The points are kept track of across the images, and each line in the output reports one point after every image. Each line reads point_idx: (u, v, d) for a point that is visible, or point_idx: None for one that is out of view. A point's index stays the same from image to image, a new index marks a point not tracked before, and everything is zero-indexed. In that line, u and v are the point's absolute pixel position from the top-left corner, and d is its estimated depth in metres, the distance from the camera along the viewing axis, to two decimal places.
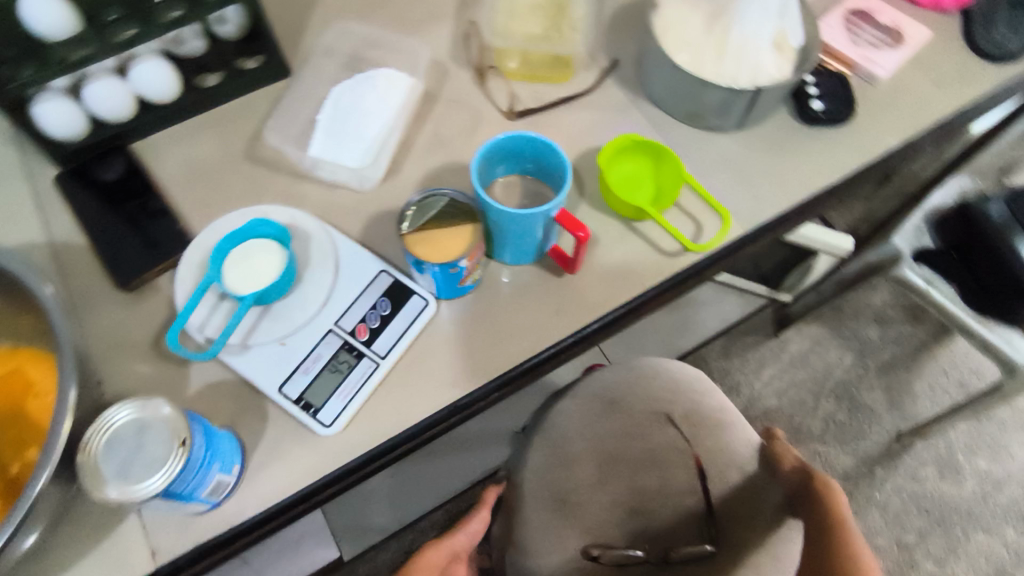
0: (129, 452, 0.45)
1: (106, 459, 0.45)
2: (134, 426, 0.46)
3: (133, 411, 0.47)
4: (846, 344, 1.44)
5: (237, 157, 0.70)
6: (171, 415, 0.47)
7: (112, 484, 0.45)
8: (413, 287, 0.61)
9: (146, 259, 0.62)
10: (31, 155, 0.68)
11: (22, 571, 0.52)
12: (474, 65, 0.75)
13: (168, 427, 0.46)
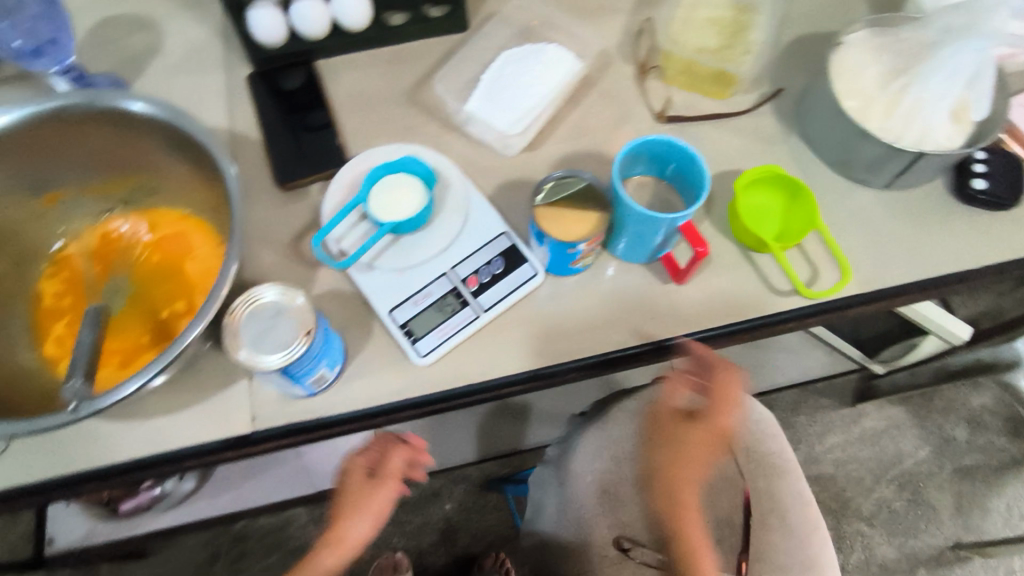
0: (264, 327, 0.52)
1: (245, 328, 0.53)
2: (273, 307, 0.53)
3: (276, 295, 0.54)
4: (927, 436, 1.36)
5: (401, 95, 0.76)
6: (303, 307, 0.53)
7: (244, 349, 0.52)
8: (527, 255, 0.65)
9: (306, 167, 0.70)
10: (234, 51, 0.77)
11: (151, 398, 0.61)
12: (638, 62, 0.77)
13: (300, 317, 0.53)
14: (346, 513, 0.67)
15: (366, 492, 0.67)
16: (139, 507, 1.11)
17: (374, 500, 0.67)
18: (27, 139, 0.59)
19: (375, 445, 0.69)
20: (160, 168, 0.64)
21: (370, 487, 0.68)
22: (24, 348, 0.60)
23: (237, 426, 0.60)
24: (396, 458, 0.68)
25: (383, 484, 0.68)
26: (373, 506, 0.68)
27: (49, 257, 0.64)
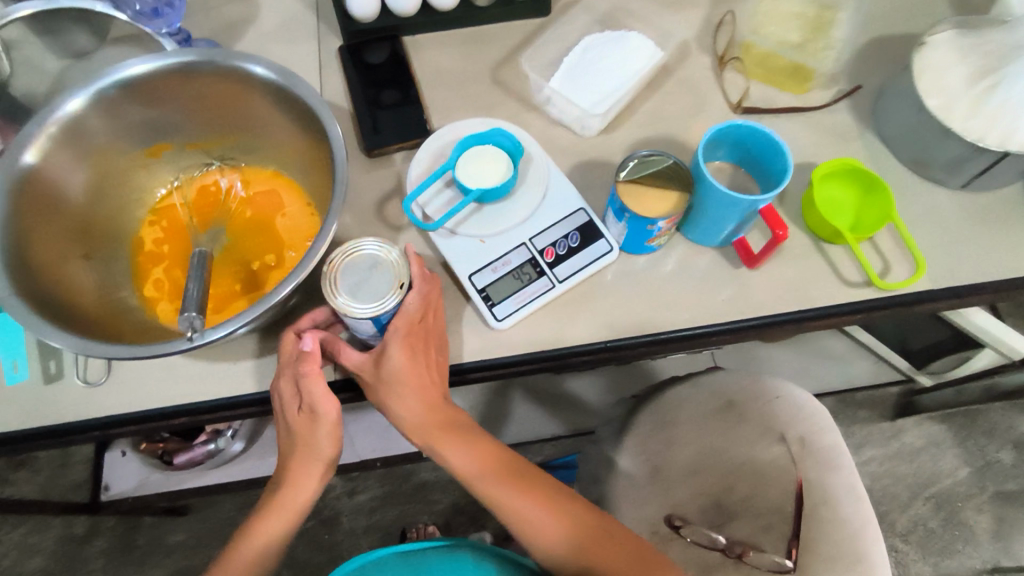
0: (361, 277, 0.55)
1: (343, 277, 0.55)
2: (370, 259, 0.56)
3: (373, 248, 0.56)
4: (968, 457, 1.34)
5: (483, 73, 0.78)
6: (398, 263, 0.56)
7: (342, 294, 0.54)
8: (603, 231, 0.67)
9: (392, 136, 0.73)
10: (327, 25, 0.81)
11: (242, 342, 0.65)
12: (716, 53, 0.78)
13: (395, 272, 0.55)
14: (304, 442, 0.60)
15: (313, 414, 0.58)
16: (190, 462, 1.13)
17: (322, 427, 0.59)
18: (152, 88, 0.61)
19: (286, 373, 0.58)
20: (265, 129, 0.67)
21: (313, 415, 0.58)
22: (127, 286, 0.64)
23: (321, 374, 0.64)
24: (315, 365, 0.56)
25: (325, 405, 0.58)
26: (325, 435, 0.59)
27: (152, 204, 0.68)
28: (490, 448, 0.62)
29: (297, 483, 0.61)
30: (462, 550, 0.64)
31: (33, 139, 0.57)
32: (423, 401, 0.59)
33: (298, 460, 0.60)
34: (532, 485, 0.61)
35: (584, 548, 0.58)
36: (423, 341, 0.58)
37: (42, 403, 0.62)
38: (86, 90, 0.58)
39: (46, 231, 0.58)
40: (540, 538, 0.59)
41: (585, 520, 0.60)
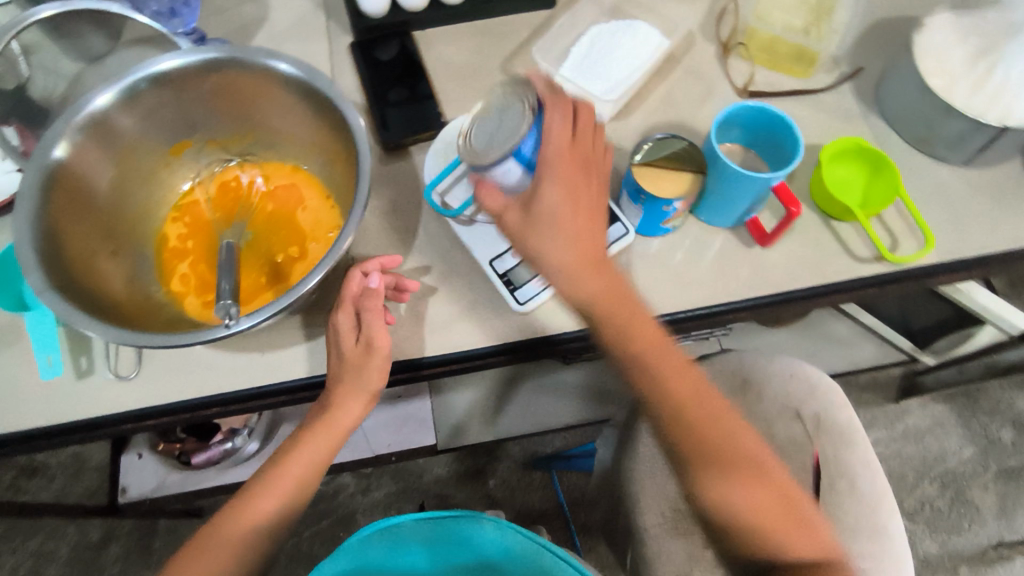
0: (492, 126, 0.60)
1: (477, 136, 0.61)
2: (494, 110, 0.61)
3: (489, 109, 0.61)
4: (971, 436, 1.36)
5: (494, 66, 0.80)
6: (520, 98, 0.60)
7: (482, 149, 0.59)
8: (618, 215, 0.68)
9: (408, 128, 0.74)
10: (338, 23, 0.82)
11: (271, 333, 0.66)
12: (720, 41, 0.80)
13: (517, 99, 0.59)
14: (342, 398, 0.61)
15: (365, 353, 0.59)
16: (209, 461, 1.14)
17: (362, 381, 0.60)
18: (178, 85, 0.63)
19: (346, 305, 0.61)
20: (285, 124, 0.69)
21: (354, 371, 0.60)
22: (153, 282, 0.65)
23: None
24: (377, 302, 0.60)
25: (376, 346, 0.59)
26: (377, 368, 0.60)
27: (176, 202, 0.70)
28: (637, 310, 0.59)
29: (321, 438, 0.62)
30: (485, 521, 0.57)
31: (64, 135, 0.58)
32: (575, 215, 0.58)
33: (327, 414, 0.62)
34: (699, 392, 0.59)
35: (737, 445, 0.57)
36: (587, 168, 0.60)
37: (75, 398, 0.63)
38: (115, 86, 0.60)
39: (77, 226, 0.60)
40: (685, 406, 0.58)
41: (742, 430, 0.58)
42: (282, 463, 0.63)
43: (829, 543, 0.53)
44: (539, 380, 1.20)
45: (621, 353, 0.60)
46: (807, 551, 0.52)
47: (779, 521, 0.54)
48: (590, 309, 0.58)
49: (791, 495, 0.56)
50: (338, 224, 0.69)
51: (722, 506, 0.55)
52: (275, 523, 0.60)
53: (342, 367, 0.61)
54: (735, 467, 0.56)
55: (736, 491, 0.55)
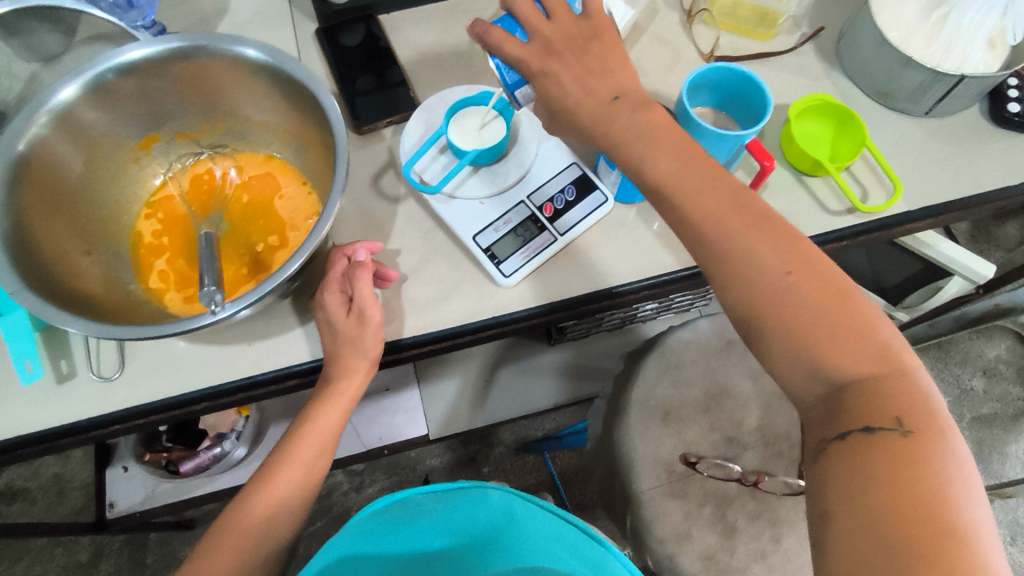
0: None
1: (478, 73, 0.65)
2: None
3: None
4: (944, 387, 1.39)
5: (462, 45, 0.80)
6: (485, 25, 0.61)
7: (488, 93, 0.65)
8: (597, 184, 0.69)
9: (381, 111, 0.74)
10: (303, 10, 0.81)
11: (255, 323, 0.66)
12: (684, 9, 0.81)
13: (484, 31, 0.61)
14: (342, 376, 0.61)
15: (360, 324, 0.60)
16: (198, 468, 1.11)
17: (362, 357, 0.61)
18: (144, 74, 0.61)
19: (332, 286, 0.60)
20: (255, 111, 0.68)
21: (353, 344, 0.60)
22: (131, 279, 0.64)
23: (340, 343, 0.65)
24: (367, 272, 0.60)
25: (370, 316, 0.59)
26: (371, 338, 0.60)
27: (147, 198, 0.69)
28: (678, 141, 0.53)
29: (329, 419, 0.63)
30: (489, 490, 0.57)
31: (26, 130, 0.56)
32: (595, 93, 0.55)
33: (332, 392, 0.62)
34: (729, 200, 0.50)
35: (766, 258, 0.48)
36: (580, 45, 0.56)
37: (57, 403, 0.62)
38: (78, 77, 0.58)
39: (47, 224, 0.58)
40: (724, 225, 0.50)
41: (775, 251, 0.48)
42: (289, 449, 0.63)
43: (890, 350, 0.46)
44: (526, 362, 1.21)
45: (666, 213, 0.53)
46: (858, 366, 0.45)
47: (832, 327, 0.46)
48: (640, 168, 0.53)
49: (830, 278, 0.48)
50: (317, 210, 0.68)
51: (773, 301, 0.47)
52: (275, 517, 0.60)
53: (336, 344, 0.61)
54: (774, 242, 0.49)
55: (772, 257, 0.48)
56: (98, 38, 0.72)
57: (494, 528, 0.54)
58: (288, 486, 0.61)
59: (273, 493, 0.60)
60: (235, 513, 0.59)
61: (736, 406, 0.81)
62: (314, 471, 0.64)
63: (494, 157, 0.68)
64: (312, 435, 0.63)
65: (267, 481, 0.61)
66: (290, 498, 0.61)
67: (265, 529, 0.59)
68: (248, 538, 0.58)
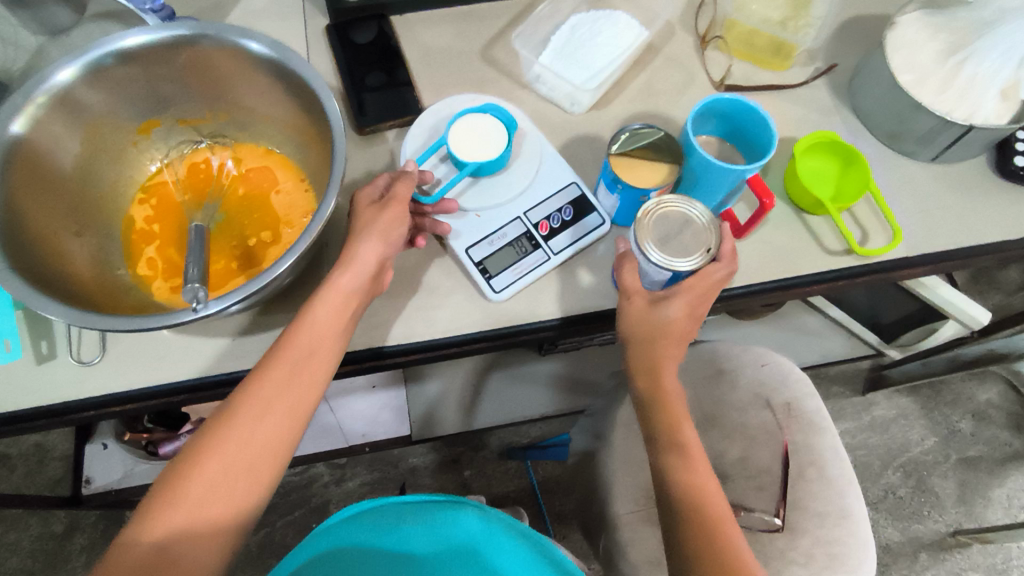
0: (670, 231, 0.58)
1: (656, 225, 0.58)
2: (681, 217, 0.59)
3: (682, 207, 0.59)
4: (932, 427, 1.38)
5: (473, 51, 0.79)
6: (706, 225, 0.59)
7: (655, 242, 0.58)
8: (596, 205, 0.69)
9: (386, 113, 0.73)
10: (315, 4, 0.80)
11: (241, 319, 0.65)
12: (699, 33, 0.80)
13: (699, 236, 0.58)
14: (344, 266, 0.57)
15: (378, 211, 0.59)
16: (177, 452, 1.11)
17: (359, 254, 0.57)
18: (147, 59, 0.61)
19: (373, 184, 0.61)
20: (258, 103, 0.67)
21: (351, 254, 0.57)
22: (120, 264, 0.63)
23: None
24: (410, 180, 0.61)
25: (392, 205, 0.59)
26: (389, 219, 0.59)
27: (143, 182, 0.68)
28: None
29: (324, 325, 0.56)
30: (467, 508, 0.57)
31: (23, 107, 0.56)
32: None
33: (324, 292, 0.56)
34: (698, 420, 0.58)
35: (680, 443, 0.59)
36: None
37: (35, 384, 0.61)
38: (79, 58, 0.58)
39: (36, 204, 0.58)
40: (660, 405, 0.60)
41: (709, 473, 0.59)
42: (280, 347, 0.55)
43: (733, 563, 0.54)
44: (514, 370, 1.20)
45: None
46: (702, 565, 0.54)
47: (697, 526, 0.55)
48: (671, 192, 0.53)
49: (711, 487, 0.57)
50: (313, 209, 0.67)
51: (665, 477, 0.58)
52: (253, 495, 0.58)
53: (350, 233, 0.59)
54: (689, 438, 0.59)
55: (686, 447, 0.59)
56: (106, 17, 0.73)
57: (473, 546, 0.55)
58: (278, 415, 0.53)
59: (256, 397, 0.53)
60: (214, 435, 0.51)
61: (720, 435, 0.81)
62: (311, 401, 0.55)
63: (495, 169, 0.68)
64: (299, 343, 0.55)
65: (251, 387, 0.53)
66: (273, 404, 0.53)
67: (248, 437, 0.52)
68: (235, 465, 0.51)
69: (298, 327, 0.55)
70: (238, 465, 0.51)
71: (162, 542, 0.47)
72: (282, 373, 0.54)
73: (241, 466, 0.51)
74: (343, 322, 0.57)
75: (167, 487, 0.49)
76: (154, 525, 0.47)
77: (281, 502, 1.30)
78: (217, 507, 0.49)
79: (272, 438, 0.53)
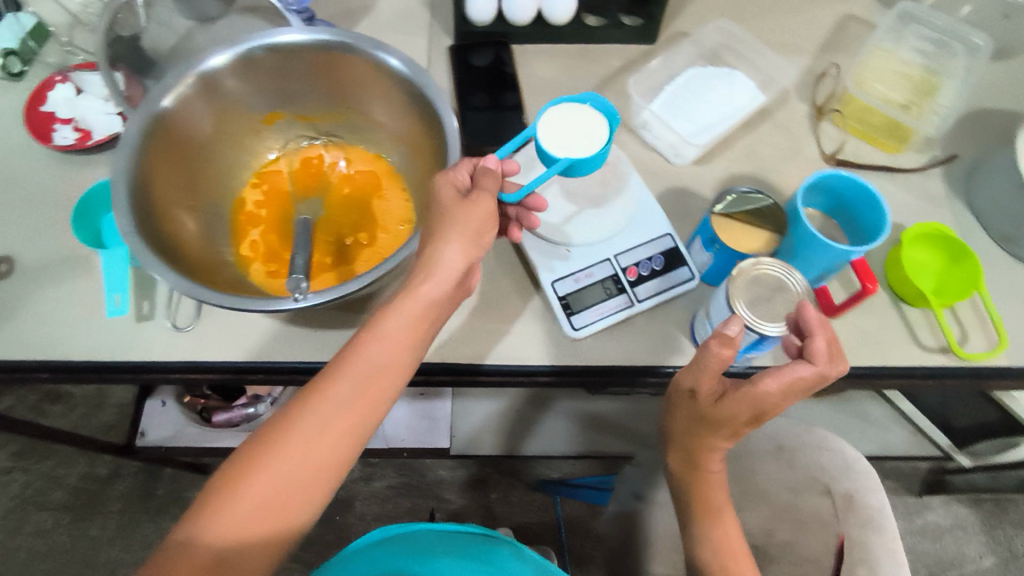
0: (764, 296, 0.57)
1: (748, 287, 0.57)
2: (776, 282, 0.58)
3: (778, 273, 0.58)
4: (991, 546, 1.29)
5: (584, 89, 0.80)
6: (802, 292, 0.57)
7: (745, 303, 0.56)
8: (686, 259, 0.68)
9: (493, 137, 0.75)
10: (442, 24, 0.84)
11: (325, 313, 0.67)
12: (814, 103, 0.79)
13: (794, 304, 0.57)
14: (423, 275, 0.55)
15: (464, 206, 0.56)
16: (228, 422, 1.15)
17: (441, 265, 0.55)
18: (289, 57, 0.65)
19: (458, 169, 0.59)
20: (379, 113, 0.70)
21: (433, 262, 0.55)
22: (226, 242, 0.67)
23: None
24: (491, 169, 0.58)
25: (480, 199, 0.56)
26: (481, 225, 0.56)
27: (258, 168, 0.72)
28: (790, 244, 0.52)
29: (397, 335, 0.54)
30: (505, 551, 0.63)
31: (175, 87, 0.61)
32: None
33: (400, 303, 0.54)
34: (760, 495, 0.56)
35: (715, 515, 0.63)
36: None
37: (130, 340, 0.65)
38: (232, 49, 0.63)
39: (166, 176, 0.62)
40: (698, 473, 0.63)
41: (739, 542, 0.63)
42: (349, 355, 0.54)
43: None
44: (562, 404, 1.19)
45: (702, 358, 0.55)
46: None
47: None
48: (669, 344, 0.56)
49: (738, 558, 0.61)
50: (409, 218, 0.70)
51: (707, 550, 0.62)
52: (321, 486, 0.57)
53: (434, 230, 0.56)
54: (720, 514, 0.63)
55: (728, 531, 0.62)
56: (251, 11, 0.78)
57: None
58: (342, 428, 0.52)
59: (321, 404, 0.52)
60: (277, 441, 0.51)
61: (771, 514, 0.78)
62: (376, 414, 0.54)
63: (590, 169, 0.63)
64: (370, 352, 0.54)
65: (319, 392, 0.52)
66: (338, 412, 0.52)
67: (311, 445, 0.51)
68: (298, 474, 0.50)
69: (370, 334, 0.54)
70: (299, 477, 0.50)
71: (218, 547, 0.47)
72: (348, 387, 0.53)
73: (303, 478, 0.51)
74: (416, 332, 0.55)
75: (226, 489, 0.49)
76: (212, 527, 0.48)
77: None
78: (276, 518, 0.49)
79: (334, 451, 0.52)
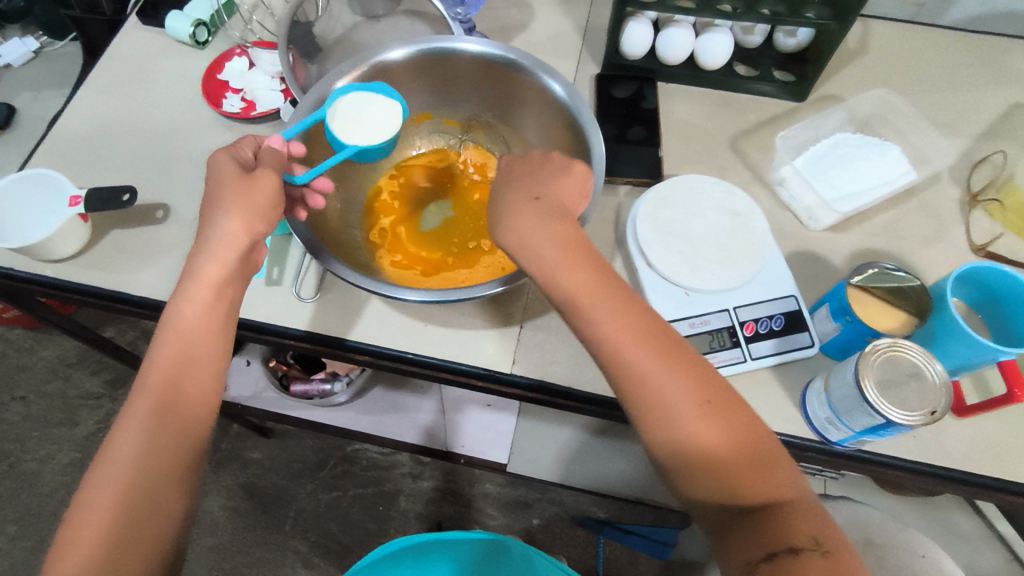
0: (896, 380, 0.54)
1: (880, 366, 0.54)
2: (911, 368, 0.54)
3: (916, 359, 0.54)
4: None
5: (724, 137, 0.80)
6: (940, 385, 0.53)
7: (873, 383, 0.53)
8: (808, 325, 0.65)
9: (626, 169, 0.76)
10: (592, 53, 0.86)
11: (437, 310, 0.70)
12: (968, 189, 0.75)
13: (929, 395, 0.53)
14: (202, 258, 0.54)
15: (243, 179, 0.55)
16: (305, 394, 1.18)
17: (220, 241, 0.54)
18: (461, 64, 0.68)
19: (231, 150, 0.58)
20: (528, 129, 0.72)
21: (207, 238, 0.55)
22: (359, 224, 0.71)
23: (503, 364, 0.67)
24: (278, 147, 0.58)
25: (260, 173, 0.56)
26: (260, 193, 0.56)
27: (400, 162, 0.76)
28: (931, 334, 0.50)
29: (190, 321, 0.53)
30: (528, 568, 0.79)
31: (352, 72, 0.65)
32: None
33: (191, 289, 0.54)
34: (616, 301, 0.50)
35: (675, 387, 0.47)
36: None
37: (256, 299, 0.69)
38: (413, 45, 0.66)
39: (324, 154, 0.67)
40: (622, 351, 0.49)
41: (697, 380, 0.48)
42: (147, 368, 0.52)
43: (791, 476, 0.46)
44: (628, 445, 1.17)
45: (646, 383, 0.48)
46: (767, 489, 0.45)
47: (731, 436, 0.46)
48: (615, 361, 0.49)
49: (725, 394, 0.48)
50: None
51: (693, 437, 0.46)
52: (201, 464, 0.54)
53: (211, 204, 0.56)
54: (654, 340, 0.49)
55: (647, 355, 0.48)
56: (418, 14, 0.83)
57: None
58: (173, 427, 0.51)
59: (133, 420, 0.50)
60: (103, 466, 0.49)
61: None
62: (199, 401, 0.52)
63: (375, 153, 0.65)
64: (170, 349, 0.52)
65: (127, 414, 0.50)
66: (153, 418, 0.50)
67: (137, 455, 0.49)
68: (137, 485, 0.48)
69: (162, 333, 0.53)
70: (137, 485, 0.48)
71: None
72: (158, 395, 0.51)
73: (138, 478, 0.48)
74: (208, 314, 0.54)
75: (71, 524, 0.47)
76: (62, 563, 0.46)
77: (359, 474, 1.33)
78: (145, 514, 0.48)
79: (167, 461, 0.50)
